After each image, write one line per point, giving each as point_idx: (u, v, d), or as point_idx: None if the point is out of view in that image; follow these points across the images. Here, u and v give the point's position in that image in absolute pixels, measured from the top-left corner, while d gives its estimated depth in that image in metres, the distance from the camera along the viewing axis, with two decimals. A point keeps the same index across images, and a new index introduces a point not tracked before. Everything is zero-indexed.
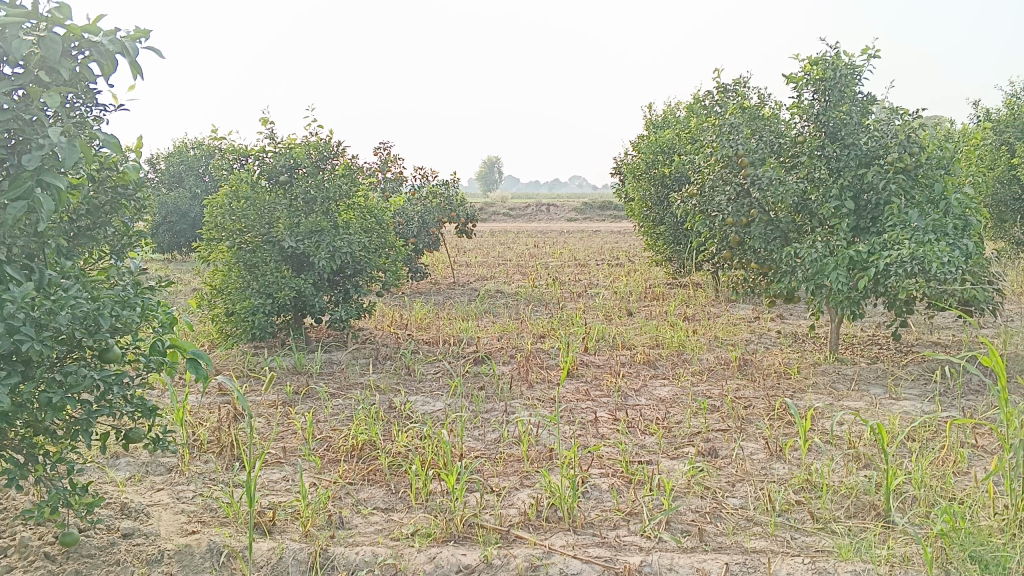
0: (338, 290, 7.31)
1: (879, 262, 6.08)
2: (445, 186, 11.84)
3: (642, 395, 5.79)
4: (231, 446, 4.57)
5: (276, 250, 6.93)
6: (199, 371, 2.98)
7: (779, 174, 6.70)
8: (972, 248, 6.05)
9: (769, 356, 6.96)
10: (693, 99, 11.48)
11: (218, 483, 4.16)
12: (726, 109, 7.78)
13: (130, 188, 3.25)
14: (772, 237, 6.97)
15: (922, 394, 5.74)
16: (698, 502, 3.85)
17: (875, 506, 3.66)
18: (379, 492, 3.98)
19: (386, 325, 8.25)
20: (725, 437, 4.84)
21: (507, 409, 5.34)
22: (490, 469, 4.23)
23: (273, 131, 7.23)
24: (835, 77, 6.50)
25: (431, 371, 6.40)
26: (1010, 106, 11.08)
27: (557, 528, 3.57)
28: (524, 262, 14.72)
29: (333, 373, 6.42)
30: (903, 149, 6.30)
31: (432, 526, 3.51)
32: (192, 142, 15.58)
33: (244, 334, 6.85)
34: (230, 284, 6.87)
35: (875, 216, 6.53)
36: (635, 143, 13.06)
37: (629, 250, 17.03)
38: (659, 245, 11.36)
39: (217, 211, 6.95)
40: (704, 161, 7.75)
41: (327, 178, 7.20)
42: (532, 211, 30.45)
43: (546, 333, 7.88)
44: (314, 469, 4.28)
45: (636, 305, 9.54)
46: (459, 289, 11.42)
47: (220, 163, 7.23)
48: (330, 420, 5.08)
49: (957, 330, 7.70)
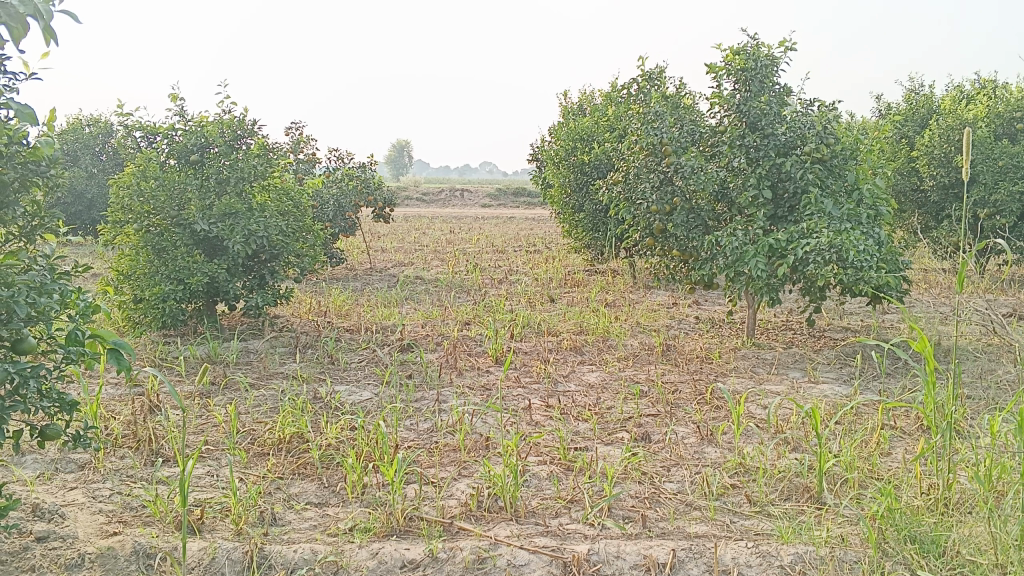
0: (254, 276, 7.03)
1: (797, 251, 6.23)
2: (361, 169, 11.57)
3: (570, 381, 5.79)
4: (149, 441, 4.32)
5: (188, 234, 6.60)
6: (122, 363, 2.75)
7: (701, 162, 6.80)
8: (885, 237, 6.28)
9: (691, 341, 7.08)
10: (611, 87, 11.56)
11: (136, 480, 3.92)
12: (647, 97, 7.86)
13: (42, 165, 3.00)
14: (694, 225, 7.07)
15: (839, 377, 5.95)
16: (637, 488, 3.86)
17: (807, 488, 3.76)
18: (312, 486, 3.84)
19: (304, 312, 8.01)
20: (656, 421, 4.88)
21: (438, 397, 5.25)
22: (426, 460, 4.14)
23: (182, 108, 6.88)
24: (756, 67, 6.57)
25: (355, 360, 6.24)
26: (909, 101, 11.59)
27: (499, 519, 3.52)
28: (441, 247, 14.59)
29: (251, 361, 6.17)
30: (820, 140, 6.39)
31: (372, 521, 3.41)
32: (87, 118, 14.76)
33: (155, 322, 6.52)
34: (138, 269, 6.52)
35: (792, 205, 6.66)
36: (553, 129, 13.07)
37: (545, 236, 17.10)
38: (578, 232, 11.42)
39: (124, 191, 6.57)
40: (627, 148, 7.80)
41: (242, 158, 6.91)
42: (445, 196, 30.25)
43: (470, 319, 7.80)
44: (240, 463, 4.10)
45: (557, 292, 9.57)
46: (377, 275, 11.21)
47: (125, 141, 6.83)
48: (253, 412, 4.88)
49: (865, 315, 8.02)
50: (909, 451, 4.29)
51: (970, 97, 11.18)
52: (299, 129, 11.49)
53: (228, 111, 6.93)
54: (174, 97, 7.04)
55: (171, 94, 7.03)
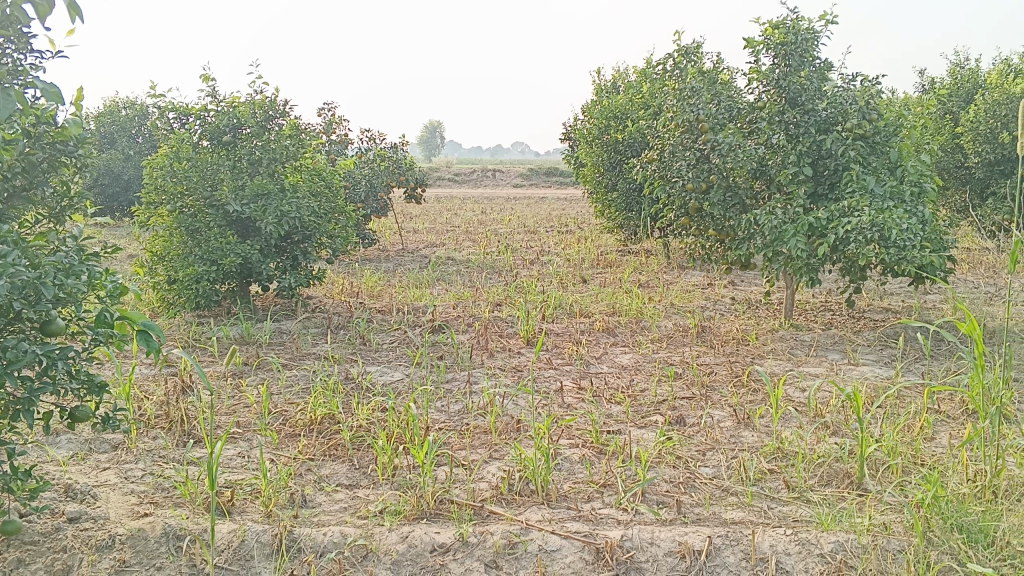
0: (287, 257, 7.03)
1: (838, 229, 6.06)
2: (393, 149, 11.52)
3: (603, 362, 5.71)
4: (181, 422, 4.33)
5: (221, 215, 6.60)
6: (151, 346, 2.72)
7: (739, 139, 6.64)
8: (929, 215, 6.08)
9: (727, 322, 6.95)
10: (645, 64, 11.35)
11: (168, 461, 3.93)
12: (683, 73, 7.68)
13: (70, 144, 2.97)
14: (731, 204, 6.91)
15: (879, 359, 5.79)
16: (672, 472, 3.78)
17: (848, 474, 3.65)
18: (343, 468, 3.81)
19: (336, 293, 8.01)
20: (691, 404, 4.79)
21: (470, 379, 5.20)
22: (457, 443, 4.10)
23: (215, 88, 6.86)
24: (796, 41, 6.38)
25: (387, 341, 6.21)
26: (954, 75, 11.24)
27: (531, 502, 3.46)
28: (473, 228, 14.54)
29: (284, 342, 6.17)
30: (862, 115, 6.21)
31: (402, 504, 3.38)
32: (123, 101, 14.87)
33: (188, 303, 6.55)
34: (172, 250, 6.54)
35: (833, 182, 6.49)
36: (586, 108, 12.90)
37: (577, 216, 16.97)
38: (611, 211, 11.28)
39: (157, 172, 6.59)
40: (662, 126, 7.64)
41: (274, 139, 6.88)
42: (477, 176, 30.16)
43: (502, 300, 7.74)
44: (271, 444, 4.09)
45: (590, 272, 9.46)
46: (409, 256, 11.19)
47: (158, 122, 6.84)
48: (285, 393, 4.87)
49: (906, 296, 7.81)
50: (954, 437, 4.15)
51: (1018, 70, 10.81)
52: (330, 110, 11.46)
53: (259, 91, 6.89)
54: (206, 78, 7.02)
55: (204, 75, 7.01)
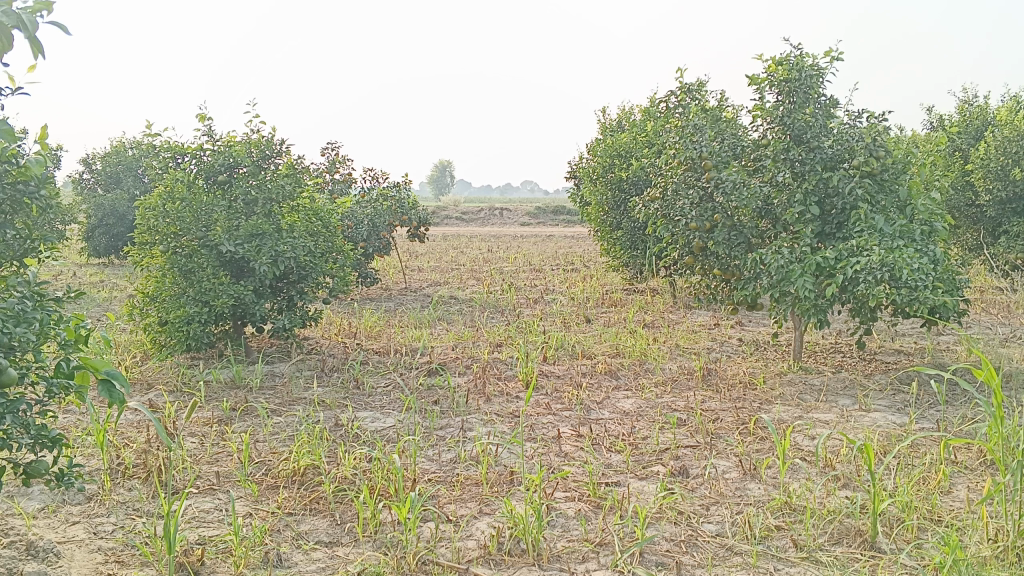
0: (282, 297, 6.87)
1: (847, 270, 5.87)
2: (396, 188, 11.42)
3: (604, 408, 5.49)
4: (159, 472, 4.13)
5: (214, 255, 6.45)
6: (114, 396, 2.49)
7: (743, 178, 6.49)
8: (940, 254, 5.89)
9: (733, 365, 6.73)
10: (649, 102, 11.27)
11: (141, 515, 3.73)
12: (687, 111, 7.57)
13: (32, 184, 2.82)
14: (736, 243, 6.73)
15: (892, 405, 5.56)
16: (672, 529, 3.56)
17: (860, 532, 3.42)
18: (323, 524, 3.60)
19: (334, 334, 7.84)
20: (695, 453, 4.56)
21: (464, 425, 4.99)
22: (446, 495, 3.89)
23: (211, 127, 6.77)
24: (801, 78, 6.25)
25: (381, 384, 6.02)
26: (962, 113, 11.09)
27: (520, 563, 3.25)
28: (478, 266, 14.41)
29: (275, 386, 6.00)
30: (869, 152, 6.05)
31: (382, 565, 3.17)
32: (130, 141, 14.89)
33: (179, 345, 6.38)
34: (164, 291, 6.39)
35: (840, 222, 6.31)
36: (591, 146, 12.82)
37: (584, 255, 16.84)
38: (616, 250, 11.12)
39: (150, 212, 6.46)
40: (666, 164, 7.51)
41: (270, 177, 6.76)
42: (485, 215, 30.14)
43: (503, 341, 7.55)
44: (251, 497, 3.88)
45: (594, 312, 9.28)
46: (411, 295, 11.03)
47: (153, 161, 6.74)
48: (271, 441, 4.68)
49: (919, 338, 7.58)
50: (973, 490, 3.91)
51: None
52: (333, 148, 11.39)
53: (256, 130, 6.80)
54: (203, 117, 6.94)
55: (200, 114, 6.93)
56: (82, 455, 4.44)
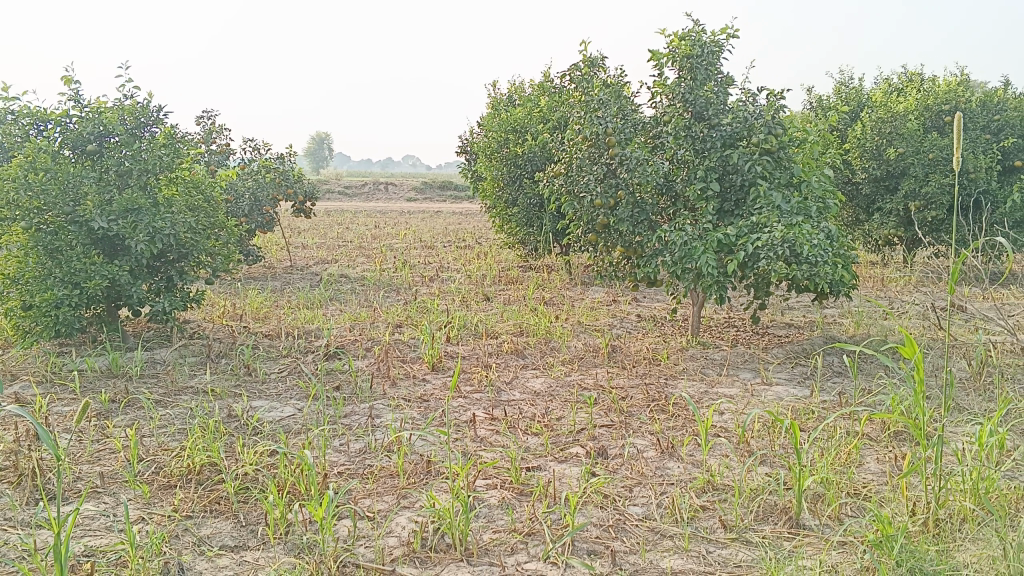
0: (160, 278, 6.35)
1: (748, 246, 5.88)
2: (280, 161, 10.83)
3: (514, 389, 5.35)
4: (32, 475, 3.68)
5: (84, 232, 5.87)
6: None
7: (646, 154, 6.47)
8: (835, 231, 6.01)
9: (635, 341, 6.72)
10: (543, 77, 11.13)
11: (15, 525, 3.32)
12: (588, 85, 7.45)
13: None
14: (639, 221, 6.69)
15: (792, 378, 5.67)
16: (600, 515, 3.46)
17: (785, 509, 3.43)
18: (227, 526, 3.31)
19: (217, 316, 7.35)
20: (611, 433, 4.48)
21: (372, 412, 4.74)
22: (361, 490, 3.66)
23: (77, 92, 6.13)
24: (703, 54, 6.23)
25: (276, 370, 5.66)
26: (839, 94, 11.53)
27: (448, 560, 3.08)
28: (366, 243, 13.97)
29: (157, 374, 5.53)
30: (768, 130, 6.07)
31: (299, 571, 2.93)
32: None
33: (46, 331, 5.78)
34: (27, 272, 5.76)
35: (739, 199, 6.31)
36: (482, 120, 12.59)
37: (474, 231, 16.65)
38: (510, 227, 10.98)
39: (8, 184, 5.80)
40: (568, 139, 7.39)
41: (146, 148, 6.19)
42: (369, 190, 29.44)
43: (402, 321, 7.28)
44: (141, 499, 3.53)
45: (491, 290, 9.11)
46: (298, 273, 10.54)
47: (10, 128, 6.03)
48: (159, 436, 4.29)
49: (806, 312, 7.83)
50: (882, 462, 4.00)
51: (898, 89, 11.18)
52: (210, 118, 10.70)
53: (130, 97, 6.20)
54: (69, 80, 6.28)
55: (65, 77, 6.27)
56: None
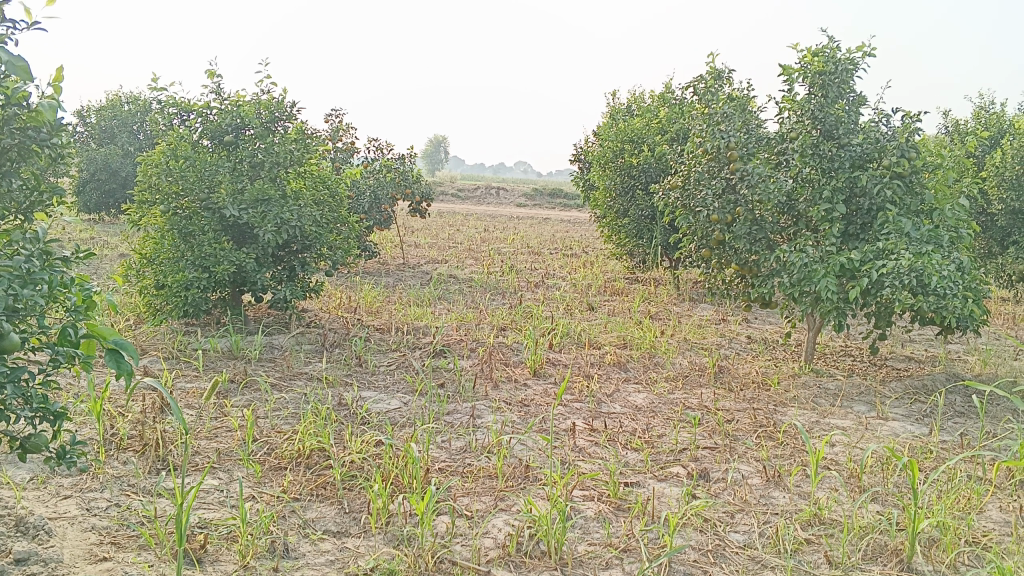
0: (282, 267, 6.60)
1: (873, 272, 5.60)
2: (400, 161, 11.11)
3: (616, 402, 5.30)
4: (155, 445, 3.91)
5: (216, 219, 6.16)
6: (121, 368, 2.27)
7: (769, 171, 6.26)
8: (968, 262, 5.65)
9: (744, 363, 6.54)
10: (664, 89, 10.99)
11: (138, 491, 3.53)
12: (713, 99, 7.32)
13: (43, 131, 2.50)
14: (757, 238, 6.44)
15: (910, 414, 5.40)
16: (699, 538, 3.39)
17: (897, 551, 3.28)
18: (331, 512, 3.42)
19: (334, 307, 7.60)
20: (715, 456, 4.37)
21: (475, 413, 4.81)
22: (461, 488, 3.72)
23: (219, 86, 6.45)
24: (836, 71, 5.97)
25: (385, 364, 5.81)
26: (979, 119, 10.89)
27: (541, 567, 3.09)
28: (476, 245, 14.17)
29: (274, 359, 5.76)
30: (902, 153, 5.78)
31: (397, 562, 3.01)
32: (125, 95, 14.41)
33: (175, 310, 6.13)
34: (162, 253, 6.11)
35: (865, 223, 6.04)
36: (599, 130, 12.54)
37: (583, 240, 16.62)
38: (621, 238, 10.89)
39: (152, 170, 6.16)
40: (689, 152, 7.29)
41: (278, 142, 6.44)
42: (481, 193, 29.82)
43: (508, 325, 7.33)
44: (253, 478, 3.69)
45: (597, 300, 9.07)
46: (410, 271, 10.78)
47: (157, 117, 6.38)
48: (273, 418, 4.47)
49: (929, 346, 7.45)
50: (1006, 512, 3.76)
51: None
52: (337, 116, 11.10)
53: (267, 92, 6.48)
54: (212, 75, 6.63)
55: (209, 71, 6.62)
56: (74, 423, 4.22)
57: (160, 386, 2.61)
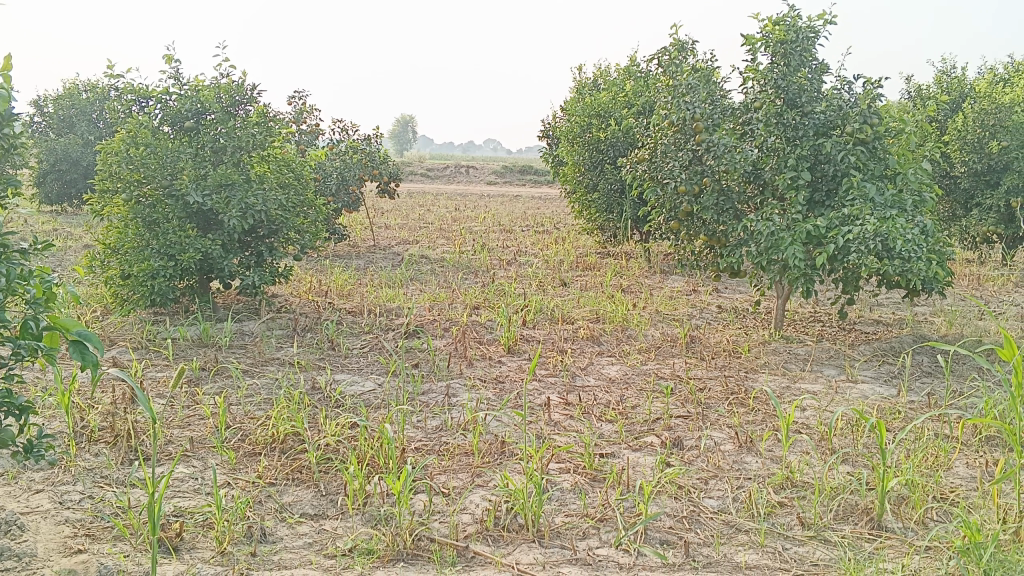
0: (250, 253, 6.53)
1: (839, 238, 5.66)
2: (366, 142, 11.01)
3: (590, 375, 5.34)
4: (127, 436, 3.87)
5: (180, 206, 6.07)
6: (86, 359, 2.25)
7: (735, 141, 6.29)
8: (931, 225, 5.73)
9: (715, 332, 6.60)
10: (629, 62, 10.97)
11: (111, 483, 3.50)
12: (677, 70, 7.32)
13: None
14: (725, 208, 6.54)
15: (878, 376, 5.49)
16: (674, 505, 3.43)
17: (867, 510, 3.34)
18: (307, 495, 3.41)
19: (304, 292, 7.55)
20: (688, 424, 4.42)
21: (449, 392, 4.81)
22: (437, 466, 3.73)
23: (177, 70, 6.33)
24: (797, 39, 5.99)
25: (358, 346, 5.78)
26: (940, 84, 11.00)
27: (519, 540, 3.11)
28: (447, 225, 14.11)
29: (245, 346, 5.72)
30: (864, 119, 5.83)
31: (375, 542, 3.01)
32: (83, 82, 14.10)
33: (143, 300, 6.05)
34: (126, 243, 6.02)
35: (830, 189, 6.09)
36: (566, 105, 12.50)
37: (553, 216, 16.62)
38: (591, 212, 10.91)
39: (112, 158, 6.05)
40: (655, 124, 7.30)
41: (240, 126, 6.34)
42: (450, 172, 29.68)
43: (480, 303, 7.33)
44: (227, 465, 3.67)
45: (569, 275, 9.08)
46: (381, 253, 10.72)
47: (114, 105, 6.26)
48: (245, 405, 4.44)
49: (895, 309, 7.56)
50: (972, 467, 3.85)
51: (1006, 79, 10.60)
52: (301, 98, 10.96)
53: (226, 75, 6.37)
54: (170, 59, 6.51)
55: (167, 56, 6.49)
56: (43, 417, 4.17)
57: (127, 377, 2.58)
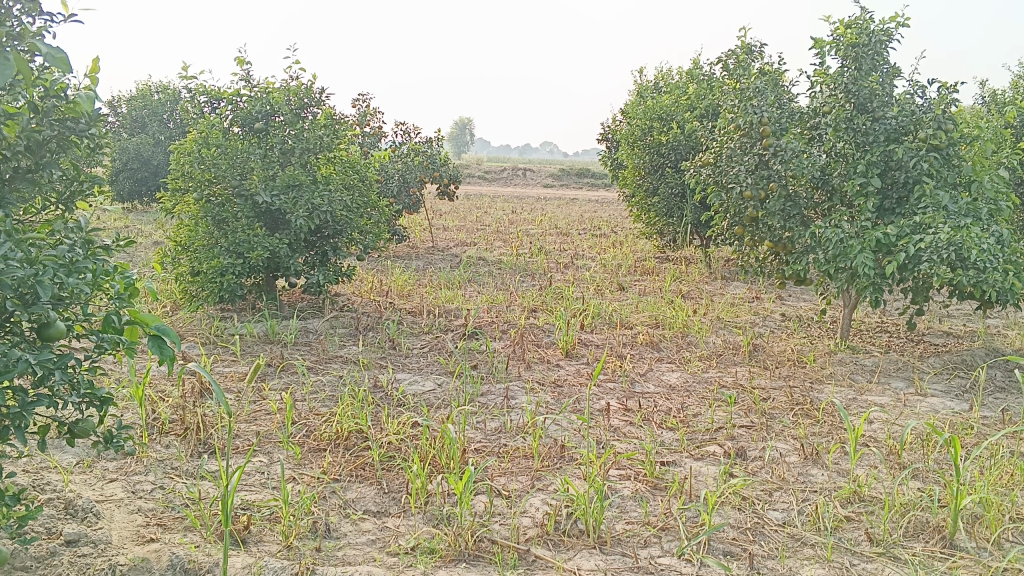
0: (315, 252, 6.64)
1: (909, 247, 5.50)
2: (428, 144, 11.10)
3: (650, 381, 5.29)
4: (196, 429, 3.97)
5: (248, 205, 6.20)
6: (164, 352, 2.29)
7: (803, 146, 6.17)
8: (1007, 235, 5.53)
9: (779, 341, 6.48)
10: (692, 65, 10.85)
11: (181, 474, 3.60)
12: (744, 73, 7.22)
13: (82, 121, 2.48)
14: (791, 215, 6.36)
15: (948, 390, 5.32)
16: (738, 516, 3.38)
17: (939, 528, 3.24)
18: (370, 492, 3.46)
19: (366, 291, 7.65)
20: (752, 434, 4.34)
21: (509, 394, 4.82)
22: (497, 468, 3.74)
23: (248, 73, 6.48)
24: (870, 43, 5.86)
25: (418, 346, 5.84)
26: (1015, 89, 10.62)
27: (580, 545, 3.10)
28: (505, 228, 14.14)
29: (310, 343, 5.81)
30: (938, 125, 5.67)
31: (437, 541, 3.04)
32: (156, 85, 14.58)
33: (212, 296, 6.20)
34: (197, 240, 6.18)
35: (901, 197, 5.95)
36: (626, 108, 12.43)
37: (610, 219, 16.54)
38: (650, 216, 10.82)
39: (184, 158, 6.21)
40: (720, 128, 7.20)
41: (308, 128, 6.46)
42: (507, 175, 29.77)
43: (538, 306, 7.33)
44: (293, 460, 3.74)
45: (627, 280, 9.02)
46: (440, 255, 10.80)
47: (187, 105, 6.43)
48: (311, 401, 4.51)
49: (967, 321, 7.32)
50: None
51: None
52: (365, 101, 11.10)
53: (295, 78, 6.51)
54: (241, 62, 6.66)
55: (238, 58, 6.65)
56: (118, 408, 4.31)
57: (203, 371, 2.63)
